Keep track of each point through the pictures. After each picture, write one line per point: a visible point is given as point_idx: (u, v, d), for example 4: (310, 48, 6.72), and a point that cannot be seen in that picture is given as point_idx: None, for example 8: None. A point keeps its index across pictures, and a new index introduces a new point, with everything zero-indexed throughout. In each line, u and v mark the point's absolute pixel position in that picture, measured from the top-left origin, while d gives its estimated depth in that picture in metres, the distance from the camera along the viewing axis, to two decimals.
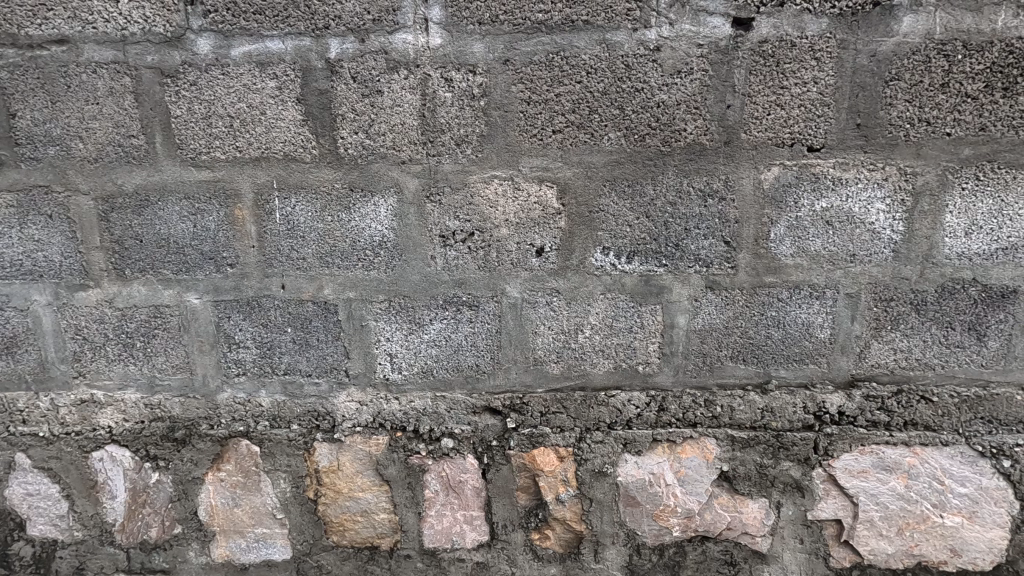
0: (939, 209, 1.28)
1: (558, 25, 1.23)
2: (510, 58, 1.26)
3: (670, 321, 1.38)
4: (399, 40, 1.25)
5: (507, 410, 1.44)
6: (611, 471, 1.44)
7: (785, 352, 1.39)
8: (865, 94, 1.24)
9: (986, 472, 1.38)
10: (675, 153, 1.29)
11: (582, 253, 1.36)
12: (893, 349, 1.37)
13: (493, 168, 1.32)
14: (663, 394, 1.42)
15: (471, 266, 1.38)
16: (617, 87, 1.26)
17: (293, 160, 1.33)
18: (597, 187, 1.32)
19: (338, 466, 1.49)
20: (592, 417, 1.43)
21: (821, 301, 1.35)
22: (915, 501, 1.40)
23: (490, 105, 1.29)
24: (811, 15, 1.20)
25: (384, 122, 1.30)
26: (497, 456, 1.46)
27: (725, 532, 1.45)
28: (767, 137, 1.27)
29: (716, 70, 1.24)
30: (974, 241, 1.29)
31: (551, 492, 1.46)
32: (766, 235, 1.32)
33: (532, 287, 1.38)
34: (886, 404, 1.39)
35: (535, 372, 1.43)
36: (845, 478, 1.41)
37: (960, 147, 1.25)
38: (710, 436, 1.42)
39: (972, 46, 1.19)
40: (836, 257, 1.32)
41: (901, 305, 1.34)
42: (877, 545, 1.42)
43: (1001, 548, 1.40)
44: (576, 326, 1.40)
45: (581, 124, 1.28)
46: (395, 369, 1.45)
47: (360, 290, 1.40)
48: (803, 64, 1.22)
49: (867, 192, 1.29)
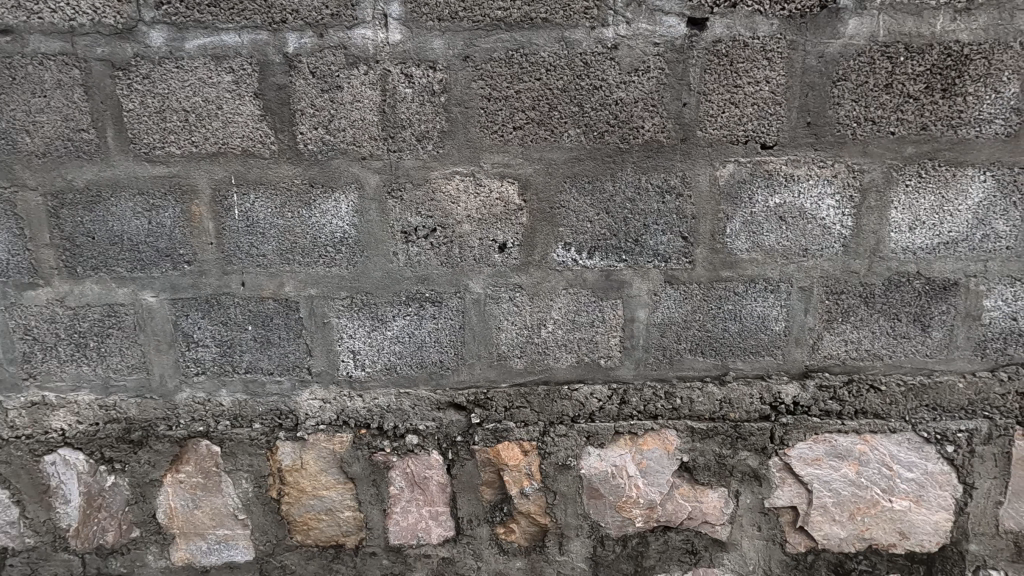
0: (885, 205, 1.33)
1: (517, 23, 1.25)
2: (470, 55, 1.26)
3: (630, 315, 1.41)
4: (358, 36, 1.25)
5: (472, 406, 1.45)
6: (574, 464, 1.46)
7: (742, 345, 1.43)
8: (814, 94, 1.28)
9: (931, 457, 1.44)
10: (633, 150, 1.32)
11: (543, 248, 1.37)
12: (844, 340, 1.42)
13: (454, 164, 1.33)
14: (625, 387, 1.44)
15: (434, 262, 1.38)
16: (576, 85, 1.28)
17: (251, 156, 1.32)
18: (558, 183, 1.33)
19: (301, 465, 1.47)
20: (555, 410, 1.45)
21: (776, 295, 1.39)
22: (865, 487, 1.46)
23: (450, 102, 1.29)
24: (762, 17, 1.24)
25: (343, 118, 1.30)
26: (462, 451, 1.47)
27: (686, 522, 1.48)
28: (721, 135, 1.30)
29: (672, 68, 1.27)
30: (917, 236, 1.35)
31: (515, 486, 1.47)
32: (721, 230, 1.36)
33: (495, 282, 1.39)
34: (838, 393, 1.43)
35: (499, 367, 1.45)
36: (800, 466, 1.46)
37: (904, 146, 1.30)
38: (671, 428, 1.45)
39: (914, 48, 1.24)
40: (789, 252, 1.36)
41: (851, 298, 1.39)
42: (831, 530, 1.47)
43: (946, 529, 1.46)
44: (539, 321, 1.41)
45: (541, 120, 1.30)
46: (358, 366, 1.45)
47: (322, 287, 1.39)
48: (755, 64, 1.26)
49: (818, 189, 1.33)
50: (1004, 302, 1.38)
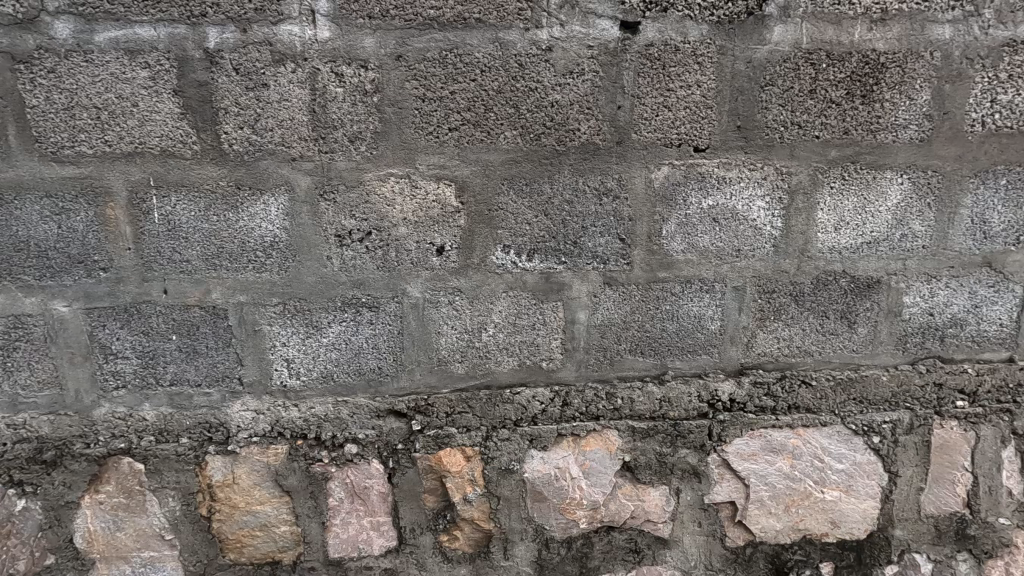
0: (812, 206, 1.38)
1: (450, 22, 1.23)
2: (402, 54, 1.23)
3: (571, 317, 1.41)
4: (284, 32, 1.20)
5: (412, 412, 1.42)
6: (518, 467, 1.45)
7: (680, 344, 1.45)
8: (743, 98, 1.31)
9: (859, 448, 1.50)
10: (570, 152, 1.32)
11: (482, 251, 1.36)
12: (776, 338, 1.46)
13: (389, 165, 1.30)
14: (567, 389, 1.44)
15: (369, 266, 1.35)
16: (511, 86, 1.27)
17: (171, 156, 1.25)
18: (495, 185, 1.32)
19: (234, 480, 1.41)
20: (497, 415, 1.44)
21: (711, 294, 1.42)
22: (799, 479, 1.50)
23: (383, 102, 1.26)
24: (692, 22, 1.26)
25: (271, 118, 1.25)
26: (403, 459, 1.44)
27: (629, 521, 1.50)
28: (656, 138, 1.32)
29: (607, 71, 1.28)
30: (842, 236, 1.40)
31: (458, 492, 1.45)
32: (657, 232, 1.37)
33: (433, 286, 1.37)
34: (772, 389, 1.47)
35: (440, 372, 1.42)
36: (738, 461, 1.49)
37: (828, 149, 1.35)
38: (613, 428, 1.46)
39: (835, 55, 1.29)
40: (723, 253, 1.39)
41: (782, 297, 1.43)
42: (767, 522, 1.51)
43: (873, 517, 1.53)
44: (480, 325, 1.40)
45: (477, 121, 1.28)
46: (293, 375, 1.39)
47: (251, 293, 1.33)
48: (687, 68, 1.28)
49: (749, 191, 1.36)
50: (921, 298, 1.46)
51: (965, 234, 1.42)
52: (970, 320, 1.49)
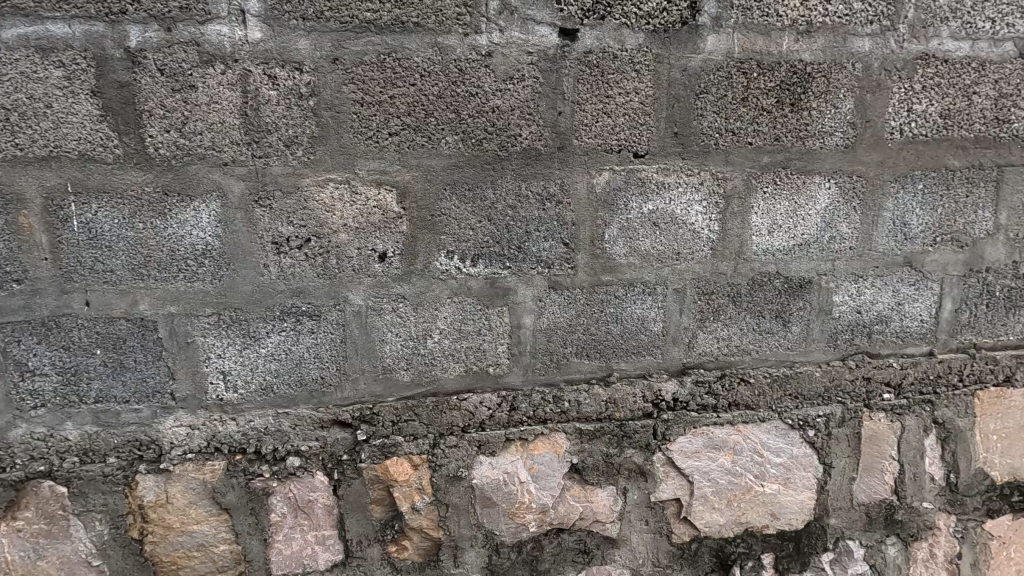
0: (747, 210, 1.43)
1: (388, 25, 1.21)
2: (339, 57, 1.21)
3: (516, 322, 1.41)
4: (212, 32, 1.16)
5: (357, 422, 1.39)
6: (466, 474, 1.44)
7: (624, 346, 1.47)
8: (680, 105, 1.34)
9: (796, 442, 1.56)
10: (512, 158, 1.32)
11: (425, 257, 1.34)
12: (716, 338, 1.51)
13: (327, 171, 1.26)
14: (514, 394, 1.44)
15: (309, 274, 1.31)
16: (452, 91, 1.26)
17: (90, 160, 1.18)
18: (437, 190, 1.31)
19: (167, 499, 1.34)
20: (444, 422, 1.42)
21: (653, 297, 1.45)
22: (740, 474, 1.55)
23: (320, 105, 1.23)
24: (629, 30, 1.28)
25: (200, 121, 1.20)
26: (348, 470, 1.40)
27: (578, 522, 1.51)
28: (597, 143, 1.34)
29: (546, 77, 1.29)
30: (776, 239, 1.46)
31: (406, 502, 1.42)
32: (600, 236, 1.39)
33: (376, 293, 1.35)
34: (713, 388, 1.52)
35: (385, 381, 1.40)
36: (682, 459, 1.52)
37: (760, 155, 1.40)
38: (560, 431, 1.47)
39: (765, 65, 1.34)
40: (663, 256, 1.43)
41: (721, 298, 1.48)
42: (711, 517, 1.55)
43: (810, 507, 1.59)
44: (425, 331, 1.39)
45: (417, 126, 1.27)
46: (229, 388, 1.34)
47: (183, 304, 1.28)
48: (625, 75, 1.31)
49: (687, 196, 1.40)
50: (849, 297, 1.53)
51: (888, 236, 1.50)
52: (894, 317, 1.57)
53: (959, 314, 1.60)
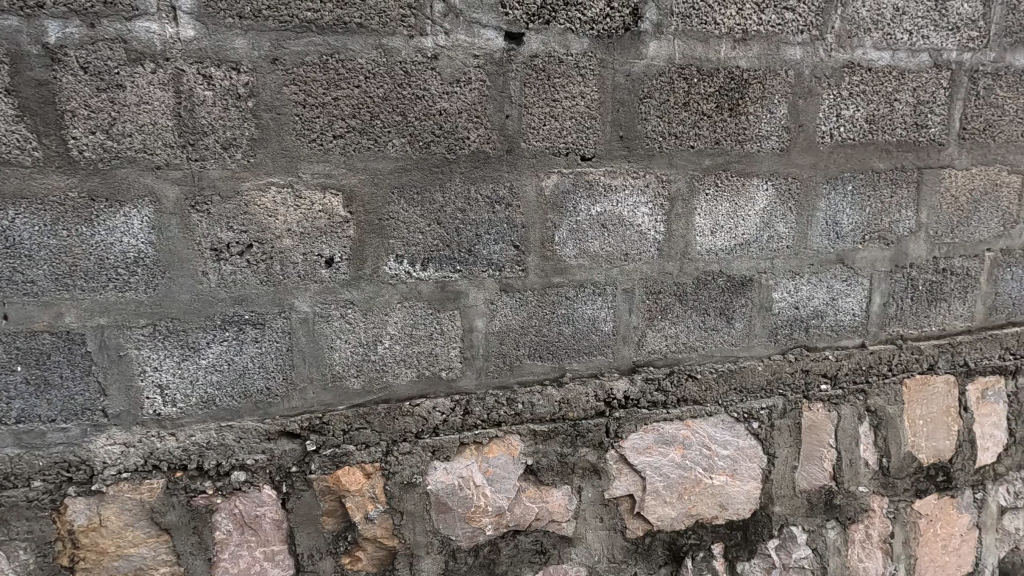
0: (690, 211, 1.47)
1: (330, 26, 1.18)
2: (279, 58, 1.17)
3: (468, 325, 1.41)
4: (140, 29, 1.10)
5: (306, 433, 1.35)
6: (420, 480, 1.43)
7: (576, 347, 1.49)
8: (624, 109, 1.37)
9: (741, 434, 1.62)
10: (461, 161, 1.32)
11: (373, 262, 1.32)
12: (665, 336, 1.54)
13: (269, 174, 1.22)
14: (467, 397, 1.44)
15: (251, 281, 1.27)
16: (398, 94, 1.25)
17: (6, 163, 1.10)
18: (385, 194, 1.29)
19: (100, 523, 1.27)
20: (397, 428, 1.40)
21: (603, 297, 1.47)
22: (690, 468, 1.59)
23: (259, 107, 1.19)
24: (573, 35, 1.30)
25: (129, 122, 1.14)
26: (297, 482, 1.36)
27: (534, 523, 1.52)
28: (544, 146, 1.35)
29: (493, 81, 1.29)
30: (718, 239, 1.51)
31: (359, 512, 1.39)
32: (550, 239, 1.41)
33: (323, 299, 1.31)
34: (663, 384, 1.55)
35: (334, 389, 1.37)
36: (634, 455, 1.55)
37: (702, 158, 1.44)
38: (515, 434, 1.47)
39: (705, 71, 1.39)
40: (612, 257, 1.45)
41: (668, 297, 1.52)
42: (663, 511, 1.59)
43: (755, 497, 1.66)
44: (375, 337, 1.36)
45: (362, 129, 1.25)
46: (167, 403, 1.28)
47: (114, 315, 1.21)
48: (570, 79, 1.32)
49: (633, 198, 1.43)
50: (788, 293, 1.60)
51: (822, 234, 1.58)
52: (829, 312, 1.65)
53: (887, 307, 1.70)
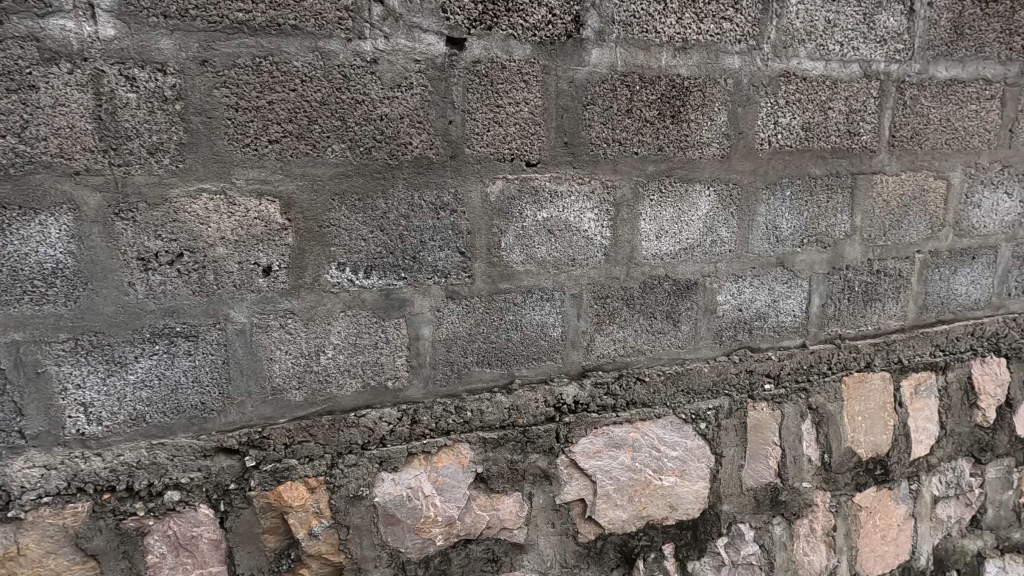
0: (636, 217, 1.49)
1: (263, 27, 1.15)
2: (208, 59, 1.13)
3: (415, 333, 1.39)
4: (54, 26, 1.04)
5: (245, 448, 1.30)
6: (367, 493, 1.39)
7: (525, 353, 1.49)
8: (568, 116, 1.38)
9: (689, 435, 1.65)
10: (403, 166, 1.29)
11: (314, 270, 1.28)
12: (613, 340, 1.56)
13: (199, 180, 1.18)
14: (414, 407, 1.41)
15: (182, 292, 1.21)
16: (336, 98, 1.22)
17: None
18: (325, 200, 1.26)
19: (18, 551, 1.18)
20: (342, 440, 1.37)
21: (551, 303, 1.47)
22: (640, 470, 1.61)
23: (188, 110, 1.14)
24: (516, 41, 1.30)
25: (44, 125, 1.07)
26: (236, 500, 1.31)
27: (486, 531, 1.50)
28: (489, 152, 1.34)
29: (435, 86, 1.28)
30: (663, 244, 1.53)
31: (302, 528, 1.35)
32: (496, 244, 1.40)
33: (261, 309, 1.27)
34: (612, 388, 1.57)
35: (275, 402, 1.32)
36: (585, 460, 1.56)
37: (646, 165, 1.46)
38: (464, 442, 1.45)
39: (647, 79, 1.41)
40: (559, 263, 1.46)
41: (616, 301, 1.53)
42: (615, 514, 1.60)
43: (704, 496, 1.69)
44: (317, 347, 1.32)
45: (300, 133, 1.21)
46: (92, 421, 1.21)
47: (31, 330, 1.14)
48: (514, 85, 1.32)
49: (579, 204, 1.44)
50: (731, 296, 1.64)
51: (763, 239, 1.63)
52: (771, 314, 1.70)
53: (826, 308, 1.76)
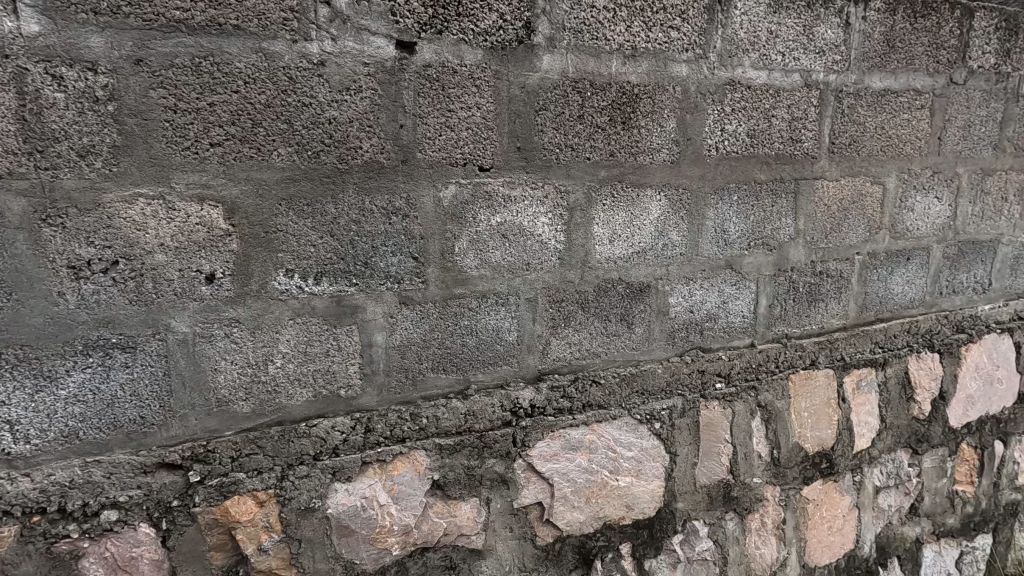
0: (589, 222, 1.51)
1: (202, 27, 1.11)
2: (143, 58, 1.08)
3: (368, 340, 1.37)
4: None
5: (189, 462, 1.25)
6: (320, 504, 1.36)
7: (480, 357, 1.48)
8: (521, 121, 1.38)
9: (645, 435, 1.68)
10: (353, 171, 1.27)
11: (260, 277, 1.25)
12: (568, 343, 1.57)
13: (136, 185, 1.13)
14: (368, 415, 1.39)
15: (118, 301, 1.16)
16: (282, 100, 1.19)
17: None
18: (271, 206, 1.22)
19: None
20: (292, 451, 1.33)
21: (506, 307, 1.47)
22: (596, 471, 1.63)
23: (122, 111, 1.09)
24: (467, 46, 1.30)
25: None
26: (180, 517, 1.26)
27: (443, 539, 1.49)
28: (441, 157, 1.34)
29: (385, 89, 1.26)
30: (616, 248, 1.55)
31: (251, 543, 1.31)
32: (449, 249, 1.39)
33: (204, 318, 1.22)
34: (568, 391, 1.58)
35: (220, 414, 1.28)
36: (542, 463, 1.56)
37: (598, 170, 1.48)
38: (420, 449, 1.44)
39: (598, 85, 1.43)
40: (513, 267, 1.46)
41: (570, 305, 1.54)
42: (572, 516, 1.61)
43: (659, 495, 1.72)
44: (265, 356, 1.29)
45: (243, 137, 1.17)
46: (19, 440, 1.13)
47: None
48: (465, 90, 1.32)
49: (533, 208, 1.45)
50: (683, 298, 1.68)
51: (712, 242, 1.67)
52: (721, 315, 1.75)
53: (773, 308, 1.82)
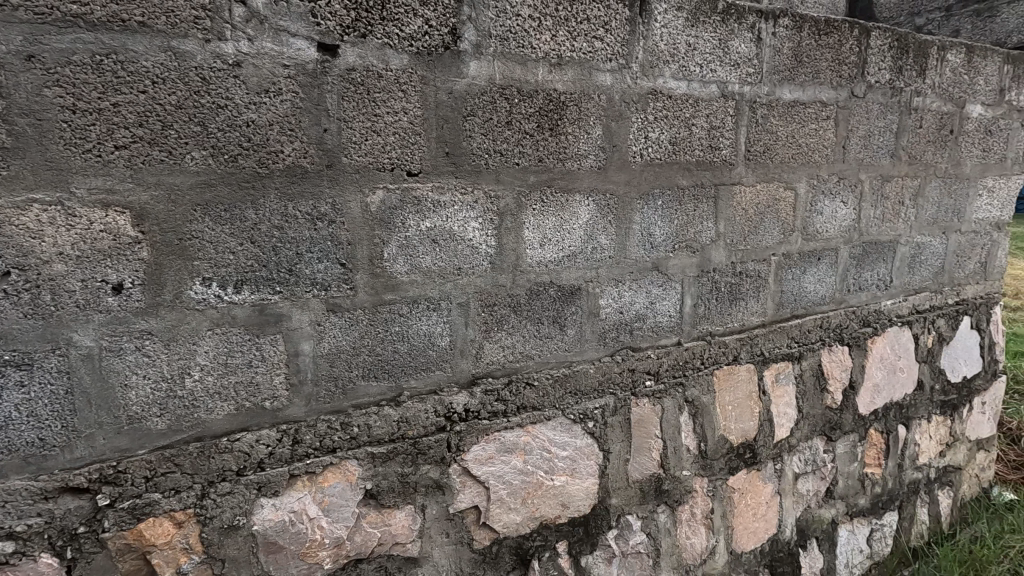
0: (519, 226, 1.53)
1: (103, 22, 1.05)
2: (35, 55, 1.01)
3: (293, 350, 1.33)
4: None
5: (97, 485, 1.17)
6: (245, 521, 1.31)
7: (413, 363, 1.47)
8: (449, 126, 1.39)
9: (578, 435, 1.71)
10: (274, 176, 1.24)
11: (174, 286, 1.19)
12: (501, 347, 1.58)
13: (29, 189, 1.05)
14: (296, 426, 1.35)
15: (11, 315, 1.07)
16: (194, 101, 1.14)
17: None
18: (185, 211, 1.17)
19: None
20: (213, 468, 1.27)
21: (438, 312, 1.47)
22: (532, 472, 1.65)
23: (11, 110, 1.01)
24: (392, 50, 1.29)
25: None
26: (87, 544, 1.18)
27: (377, 549, 1.47)
28: (368, 162, 1.32)
29: (307, 92, 1.23)
30: (547, 251, 1.58)
31: (169, 567, 1.24)
32: (378, 255, 1.38)
33: (111, 331, 1.15)
34: (502, 394, 1.59)
35: (132, 432, 1.20)
36: (477, 467, 1.57)
37: (527, 175, 1.50)
38: (351, 459, 1.41)
39: (525, 92, 1.45)
40: (444, 272, 1.46)
41: (503, 308, 1.56)
42: (508, 518, 1.63)
43: (594, 492, 1.76)
44: (182, 369, 1.22)
45: (152, 139, 1.12)
46: None
47: None
48: (391, 95, 1.31)
49: (463, 213, 1.45)
50: (613, 299, 1.73)
51: (639, 245, 1.73)
52: (649, 315, 1.81)
53: (697, 307, 1.91)
